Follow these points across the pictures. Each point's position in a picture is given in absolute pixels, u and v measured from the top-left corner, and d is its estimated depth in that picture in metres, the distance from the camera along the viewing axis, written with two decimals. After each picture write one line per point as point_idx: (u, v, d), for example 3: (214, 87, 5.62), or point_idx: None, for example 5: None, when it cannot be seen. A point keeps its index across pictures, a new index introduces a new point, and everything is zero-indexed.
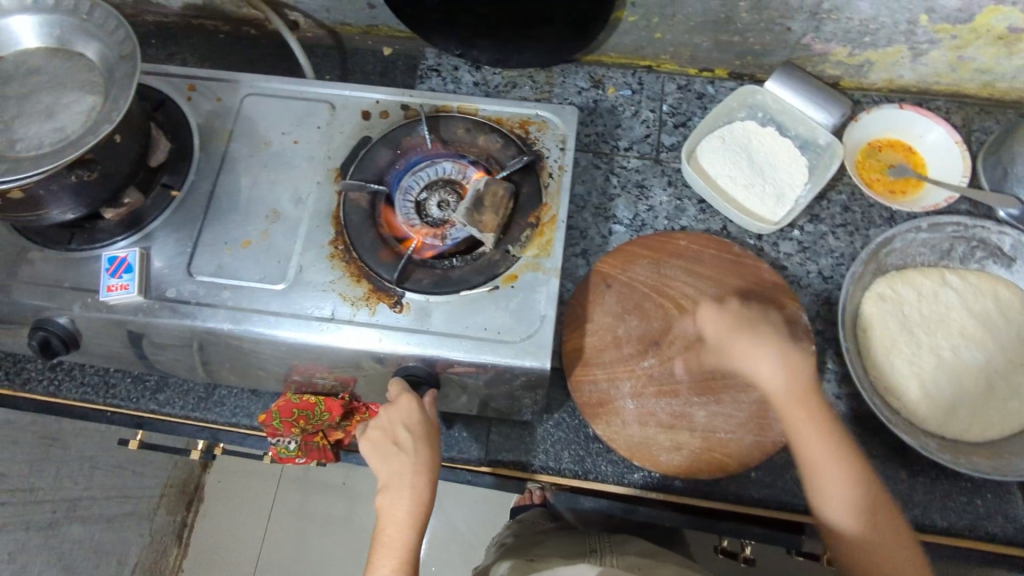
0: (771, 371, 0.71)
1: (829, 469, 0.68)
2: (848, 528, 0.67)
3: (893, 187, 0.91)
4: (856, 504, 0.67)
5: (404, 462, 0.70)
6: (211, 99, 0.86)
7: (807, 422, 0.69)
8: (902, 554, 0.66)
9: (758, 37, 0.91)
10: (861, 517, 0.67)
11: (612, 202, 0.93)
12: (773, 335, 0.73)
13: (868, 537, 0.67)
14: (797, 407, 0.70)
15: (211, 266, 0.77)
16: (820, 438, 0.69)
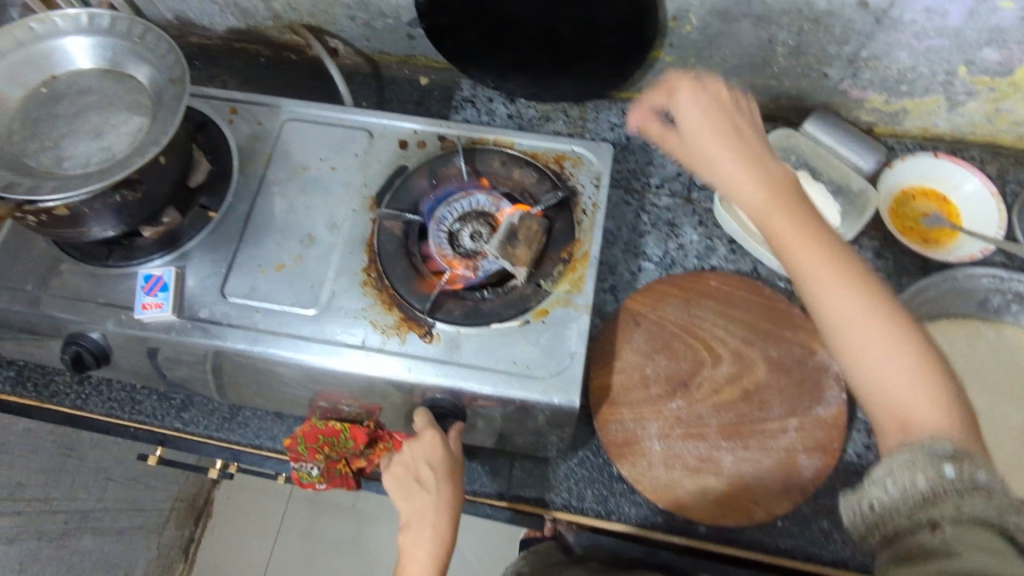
0: (740, 175, 0.61)
1: (824, 273, 0.55)
2: (855, 350, 0.54)
3: (927, 235, 0.90)
4: (857, 313, 0.54)
5: (426, 499, 0.70)
6: (251, 123, 0.88)
7: (791, 228, 0.58)
8: (921, 381, 0.52)
9: (794, 82, 0.91)
10: (868, 333, 0.53)
11: (642, 238, 0.93)
12: (745, 139, 0.63)
13: (877, 349, 0.53)
14: (778, 211, 0.59)
15: (244, 288, 0.78)
16: (804, 238, 0.57)
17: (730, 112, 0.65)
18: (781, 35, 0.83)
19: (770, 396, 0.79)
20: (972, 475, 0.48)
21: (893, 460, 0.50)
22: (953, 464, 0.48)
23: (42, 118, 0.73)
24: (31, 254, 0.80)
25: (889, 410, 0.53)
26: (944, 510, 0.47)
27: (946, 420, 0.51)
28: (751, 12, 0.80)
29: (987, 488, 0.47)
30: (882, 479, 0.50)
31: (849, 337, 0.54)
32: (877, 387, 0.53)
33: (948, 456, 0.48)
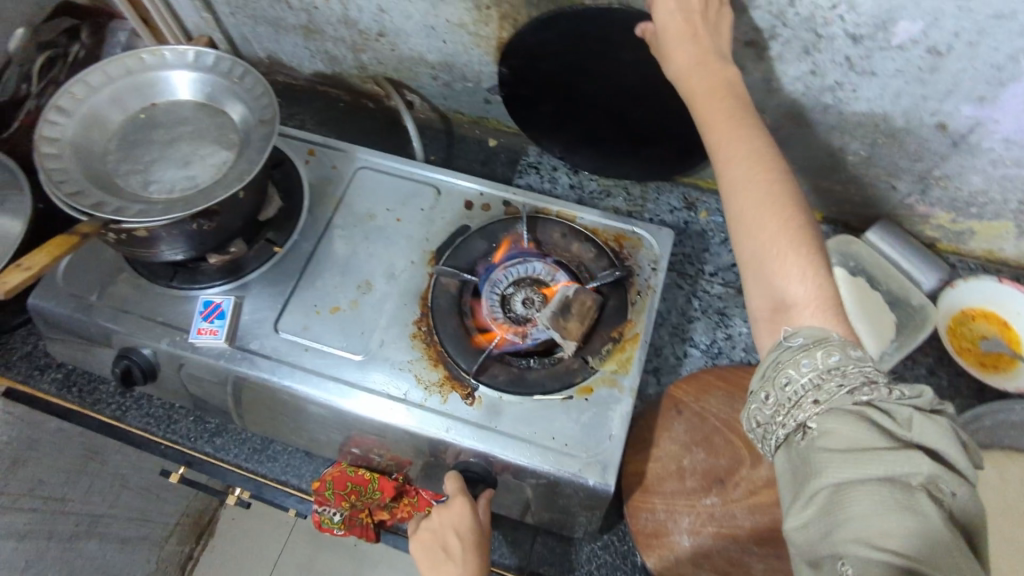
0: (689, 70, 0.67)
1: (727, 147, 0.63)
2: (741, 221, 0.59)
3: (984, 359, 0.88)
4: (745, 179, 0.60)
5: (451, 571, 0.69)
6: (327, 166, 0.91)
7: (716, 112, 0.65)
8: (791, 253, 0.56)
9: (861, 190, 0.92)
10: (750, 201, 0.59)
11: (690, 324, 0.93)
12: (707, 38, 0.68)
13: (757, 216, 0.58)
14: (710, 94, 0.65)
15: (297, 326, 0.79)
16: (723, 120, 0.64)
17: (711, 15, 0.68)
18: (853, 145, 0.85)
19: None
20: (826, 361, 0.51)
21: (767, 363, 0.56)
22: (807, 360, 0.52)
23: (137, 142, 0.77)
24: (101, 265, 0.83)
25: (765, 289, 0.57)
26: (808, 412, 0.50)
27: (806, 292, 0.56)
28: (827, 119, 0.82)
29: (839, 367, 0.50)
30: (759, 396, 0.55)
31: (734, 208, 0.60)
32: (751, 259, 0.58)
33: (803, 350, 0.53)
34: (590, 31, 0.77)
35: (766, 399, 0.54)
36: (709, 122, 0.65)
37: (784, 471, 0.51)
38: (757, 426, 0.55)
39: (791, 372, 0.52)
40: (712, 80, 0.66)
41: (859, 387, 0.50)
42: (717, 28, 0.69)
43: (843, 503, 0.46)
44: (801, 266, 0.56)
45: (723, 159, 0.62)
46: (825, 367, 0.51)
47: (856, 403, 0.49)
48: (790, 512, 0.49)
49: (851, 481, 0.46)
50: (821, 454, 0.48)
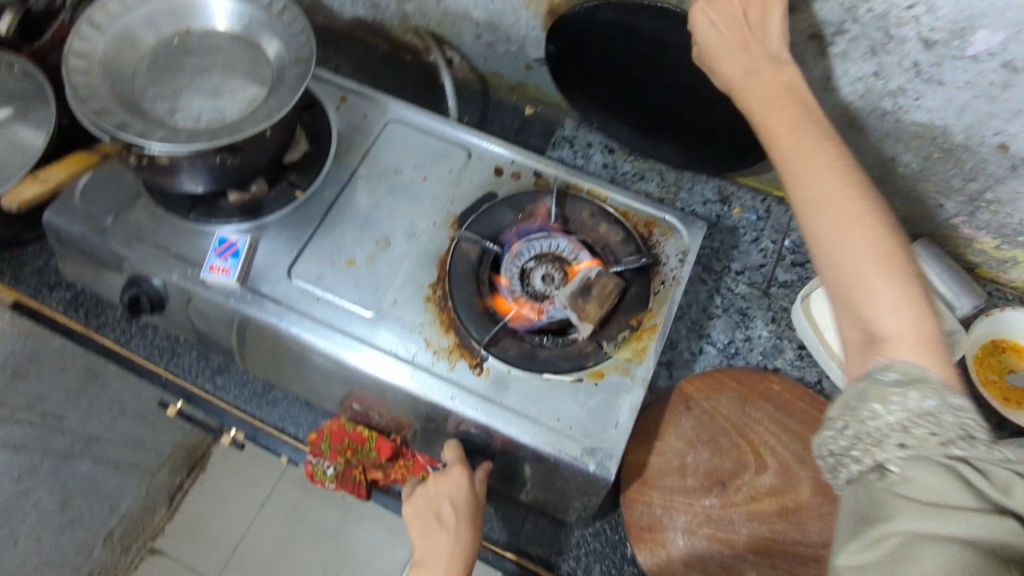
0: (743, 85, 0.64)
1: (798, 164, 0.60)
2: (823, 245, 0.57)
3: (1009, 395, 0.84)
4: (821, 199, 0.58)
5: (442, 538, 0.69)
6: (357, 115, 0.88)
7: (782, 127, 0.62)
8: (881, 279, 0.54)
9: (906, 204, 0.88)
10: (831, 226, 0.57)
11: (710, 321, 0.91)
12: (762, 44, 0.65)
13: (840, 241, 0.56)
14: (773, 109, 0.63)
15: (311, 274, 0.77)
16: (790, 135, 0.61)
17: (757, 22, 0.65)
18: (905, 156, 0.81)
19: (809, 520, 0.75)
20: (920, 405, 0.49)
21: (851, 391, 0.53)
22: (900, 398, 0.49)
23: (167, 66, 0.74)
24: (118, 189, 0.81)
25: (855, 319, 0.55)
26: (891, 453, 0.48)
27: (900, 323, 0.53)
28: (882, 127, 0.79)
29: (935, 415, 0.48)
30: (837, 423, 0.53)
31: (814, 230, 0.58)
32: (838, 286, 0.56)
33: (895, 388, 0.50)
34: (636, 27, 0.74)
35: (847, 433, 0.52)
36: (775, 137, 0.62)
37: (849, 507, 0.50)
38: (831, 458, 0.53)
39: (877, 407, 0.50)
40: (777, 92, 0.63)
41: (955, 440, 0.47)
42: (766, 33, 0.65)
43: (908, 554, 0.44)
44: (893, 295, 0.53)
45: (796, 178, 0.60)
46: (917, 411, 0.48)
47: (948, 456, 0.47)
48: (847, 546, 0.48)
49: (927, 536, 0.44)
50: (900, 501, 0.46)
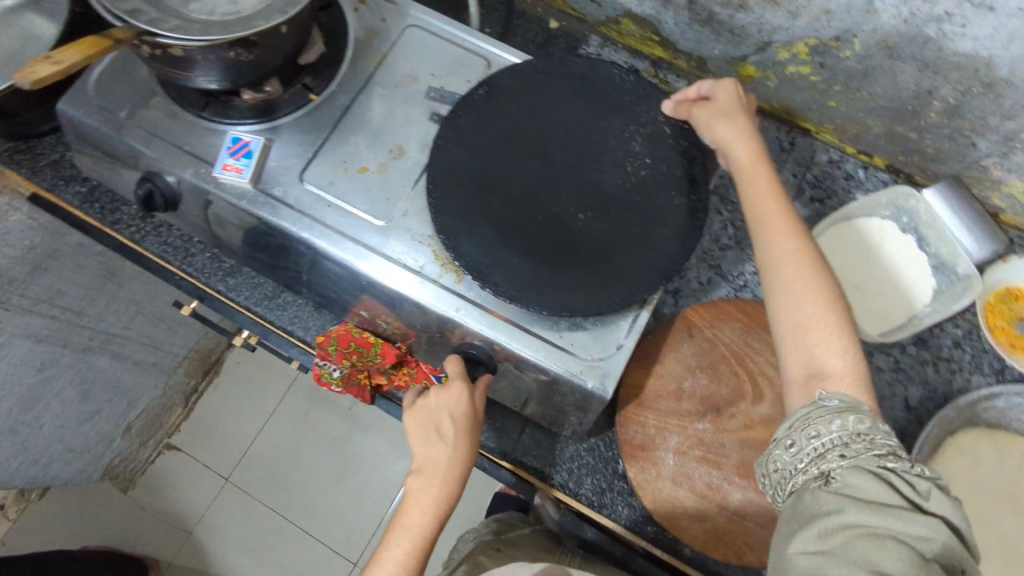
0: (735, 142, 0.73)
1: (776, 228, 0.67)
2: (789, 293, 0.65)
3: (1015, 341, 0.85)
4: (797, 259, 0.66)
5: (439, 450, 0.71)
6: (376, 17, 0.85)
7: (767, 182, 0.70)
8: (834, 334, 0.63)
9: (936, 141, 0.85)
10: (797, 283, 0.65)
11: (722, 253, 0.90)
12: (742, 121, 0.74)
13: (798, 293, 0.64)
14: (757, 165, 0.72)
15: (323, 179, 0.77)
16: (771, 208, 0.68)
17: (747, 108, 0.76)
18: (943, 90, 0.78)
19: None
20: (855, 427, 0.56)
21: (798, 416, 0.60)
22: (838, 421, 0.57)
23: None
24: (132, 83, 0.80)
25: (803, 359, 0.63)
26: (831, 462, 0.55)
27: (841, 365, 0.62)
28: (922, 56, 0.75)
29: (866, 434, 0.56)
30: (785, 442, 0.60)
31: (784, 280, 0.65)
32: (798, 332, 0.64)
33: (836, 411, 0.58)
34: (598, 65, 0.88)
35: (788, 446, 0.59)
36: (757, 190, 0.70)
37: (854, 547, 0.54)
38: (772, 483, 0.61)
39: (821, 427, 0.57)
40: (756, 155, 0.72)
41: (882, 454, 0.55)
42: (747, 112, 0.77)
43: (859, 542, 0.50)
44: (835, 345, 0.63)
45: (761, 228, 0.68)
46: (852, 430, 0.56)
47: (880, 466, 0.54)
48: (798, 538, 0.53)
49: (867, 527, 0.50)
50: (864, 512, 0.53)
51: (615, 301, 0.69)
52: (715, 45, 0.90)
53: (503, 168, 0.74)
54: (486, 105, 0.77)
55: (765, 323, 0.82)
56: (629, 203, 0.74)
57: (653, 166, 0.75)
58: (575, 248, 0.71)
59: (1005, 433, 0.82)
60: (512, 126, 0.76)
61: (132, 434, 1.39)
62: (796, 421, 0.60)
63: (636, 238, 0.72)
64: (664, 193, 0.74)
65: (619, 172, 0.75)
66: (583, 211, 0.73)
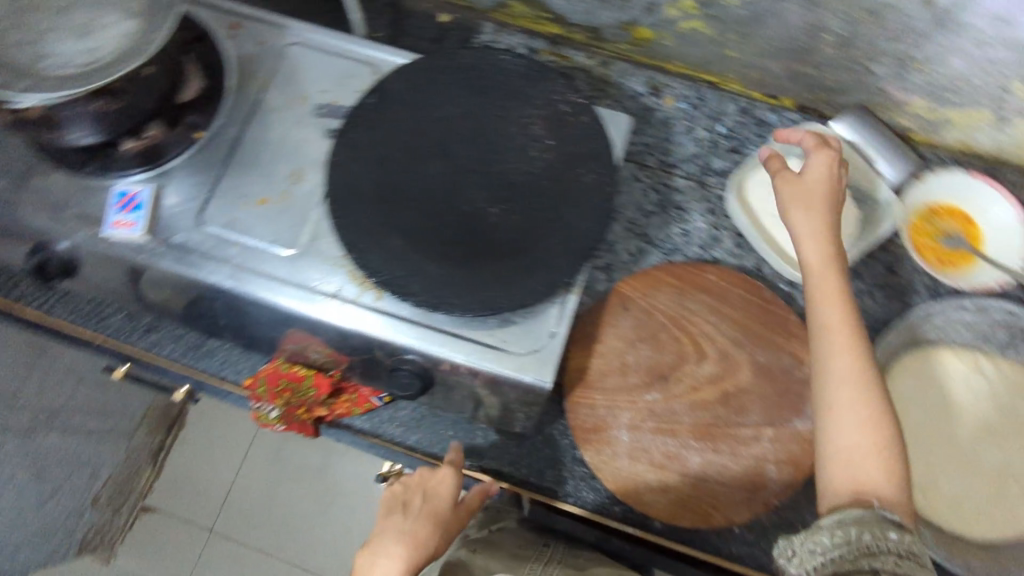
0: (807, 236, 0.69)
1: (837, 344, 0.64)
2: (835, 413, 0.62)
3: (943, 257, 0.86)
4: (851, 377, 0.63)
5: (397, 522, 0.66)
6: (252, 42, 0.81)
7: (834, 290, 0.66)
8: (880, 463, 0.60)
9: (836, 74, 0.85)
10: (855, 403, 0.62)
11: (647, 220, 0.89)
12: (822, 212, 0.70)
13: (845, 413, 0.62)
14: (825, 269, 0.67)
15: (223, 218, 0.74)
16: (839, 316, 0.65)
17: (830, 201, 0.71)
18: (832, 23, 0.77)
19: (750, 402, 0.77)
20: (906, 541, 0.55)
21: (844, 511, 0.58)
22: (897, 532, 0.56)
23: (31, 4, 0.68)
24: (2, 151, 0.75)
25: (846, 478, 0.61)
26: (883, 563, 0.53)
27: (893, 494, 0.59)
28: None
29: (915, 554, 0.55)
30: (827, 532, 0.57)
31: (835, 399, 0.62)
32: (843, 452, 0.61)
33: (893, 524, 0.56)
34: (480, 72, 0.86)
35: (831, 533, 0.56)
36: (817, 293, 0.66)
37: None
38: (798, 565, 0.57)
39: (876, 531, 0.55)
40: (829, 258, 0.68)
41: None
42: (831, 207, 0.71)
43: None
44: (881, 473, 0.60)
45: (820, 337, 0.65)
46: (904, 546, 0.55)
47: None
48: None
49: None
50: None
51: (539, 290, 0.68)
52: (605, 13, 0.88)
53: (405, 175, 0.72)
54: (378, 113, 0.74)
55: (697, 282, 0.82)
56: (539, 189, 0.72)
57: (557, 147, 0.74)
58: (489, 244, 0.70)
59: (950, 348, 0.82)
60: (407, 132, 0.74)
61: (102, 504, 1.28)
62: (844, 517, 0.57)
63: (550, 223, 0.71)
64: (572, 174, 0.73)
65: (523, 159, 0.73)
66: (492, 205, 0.71)
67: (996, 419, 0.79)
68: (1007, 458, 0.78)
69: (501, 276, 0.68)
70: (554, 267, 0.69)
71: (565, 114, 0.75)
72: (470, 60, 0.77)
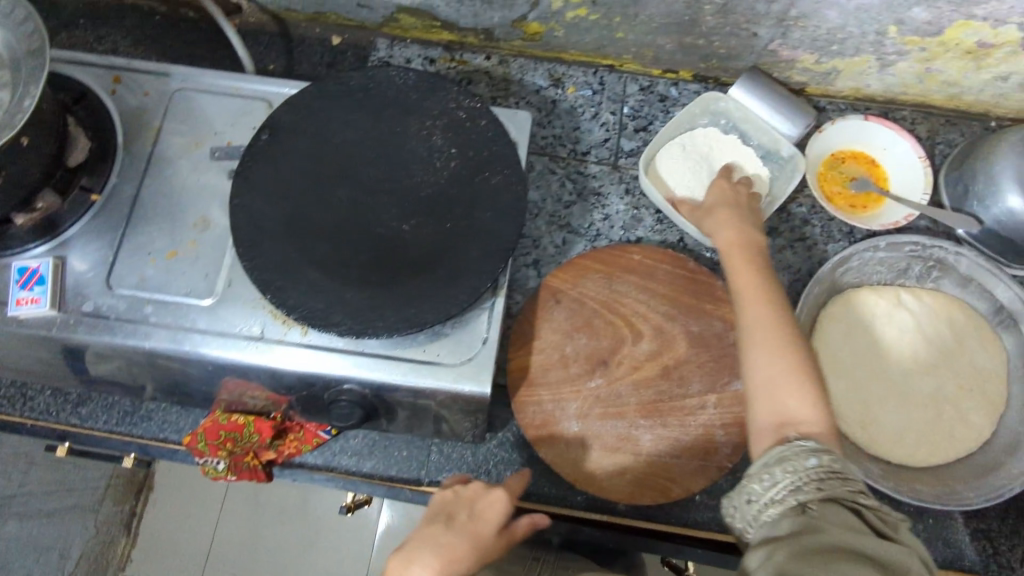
0: (721, 224, 0.77)
1: (750, 298, 0.69)
2: (755, 353, 0.66)
3: (853, 201, 0.89)
4: (765, 323, 0.67)
5: (437, 532, 0.65)
6: (137, 94, 0.80)
7: (741, 258, 0.73)
8: (801, 391, 0.63)
9: (724, 41, 0.87)
10: (770, 343, 0.66)
11: (567, 210, 0.90)
12: (730, 207, 0.78)
13: (762, 350, 0.66)
14: (736, 242, 0.75)
15: (132, 278, 0.72)
16: (752, 278, 0.71)
17: (744, 199, 0.79)
18: None
19: (690, 372, 0.78)
20: (832, 465, 0.58)
21: (770, 452, 0.61)
22: (816, 456, 0.58)
23: None
24: None
25: (773, 411, 0.64)
26: (809, 494, 0.57)
27: (814, 419, 0.62)
28: None
29: (842, 475, 0.57)
30: (757, 479, 0.60)
31: (753, 341, 0.67)
32: (764, 387, 0.65)
33: (814, 452, 0.59)
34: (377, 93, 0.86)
35: (761, 479, 0.60)
36: (731, 259, 0.73)
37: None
38: (740, 514, 0.61)
39: (798, 462, 0.58)
40: (740, 235, 0.75)
41: (857, 492, 0.57)
42: (751, 207, 0.79)
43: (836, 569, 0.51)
44: (803, 399, 0.63)
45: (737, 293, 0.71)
46: (829, 470, 0.57)
47: (852, 501, 0.56)
48: (778, 558, 0.53)
49: (848, 552, 0.52)
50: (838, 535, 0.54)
51: (462, 299, 0.68)
52: (492, 14, 0.89)
53: (312, 206, 0.71)
54: (275, 148, 0.73)
55: (623, 264, 0.83)
56: (447, 198, 0.72)
57: (460, 154, 0.74)
58: (406, 261, 0.69)
59: (870, 288, 0.86)
60: (308, 162, 0.73)
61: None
62: (769, 458, 0.60)
63: (464, 230, 0.70)
64: (479, 178, 0.73)
65: (429, 171, 0.73)
66: (404, 222, 0.71)
67: (925, 351, 0.82)
68: (938, 385, 0.81)
69: (423, 290, 0.68)
70: (474, 272, 0.69)
71: (464, 121, 0.75)
72: (361, 81, 0.77)
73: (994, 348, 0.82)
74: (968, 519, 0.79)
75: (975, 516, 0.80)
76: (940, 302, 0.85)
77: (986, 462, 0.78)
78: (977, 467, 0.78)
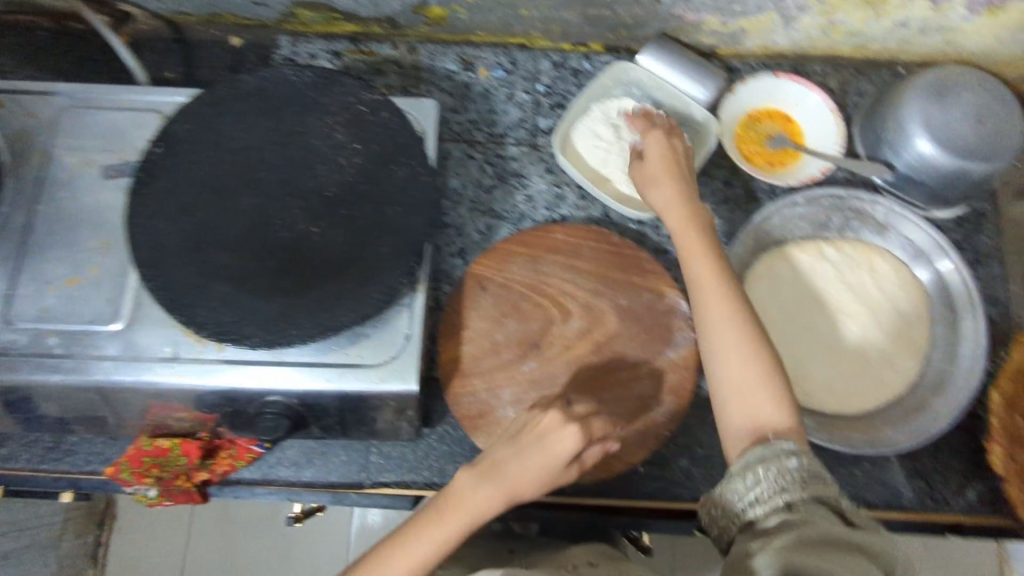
0: (669, 204, 0.75)
1: (707, 292, 0.68)
2: (720, 354, 0.66)
3: (771, 159, 0.89)
4: (729, 321, 0.66)
5: (508, 460, 0.65)
6: (21, 115, 0.76)
7: (698, 242, 0.71)
8: (768, 388, 0.64)
9: (628, 9, 0.86)
10: (740, 341, 0.65)
11: (489, 195, 0.89)
12: (675, 180, 0.76)
13: (729, 353, 0.65)
14: (680, 223, 0.73)
15: (32, 309, 0.69)
16: (710, 268, 0.69)
17: (684, 166, 0.77)
18: None
19: (622, 346, 0.78)
20: (811, 466, 0.59)
21: (750, 451, 0.61)
22: (796, 458, 0.59)
23: None
24: None
25: (744, 410, 0.64)
26: (794, 495, 0.57)
27: (783, 415, 0.64)
28: None
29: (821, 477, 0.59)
30: (738, 482, 0.61)
31: (719, 341, 0.66)
32: (733, 387, 0.65)
33: (792, 452, 0.60)
34: None
35: (743, 479, 0.60)
36: (685, 247, 0.71)
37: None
38: (719, 515, 0.62)
39: (779, 465, 0.59)
40: (684, 209, 0.74)
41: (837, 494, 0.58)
42: (687, 173, 0.77)
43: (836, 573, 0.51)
44: (771, 397, 0.64)
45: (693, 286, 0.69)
46: (810, 471, 0.59)
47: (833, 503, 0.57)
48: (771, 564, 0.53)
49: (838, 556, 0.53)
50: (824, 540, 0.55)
51: (377, 297, 0.66)
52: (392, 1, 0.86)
53: (215, 217, 0.69)
54: (171, 160, 0.70)
55: (547, 245, 0.82)
56: (355, 196, 0.70)
57: (365, 149, 0.72)
58: (318, 264, 0.67)
59: (794, 244, 0.86)
60: (208, 171, 0.70)
61: None
62: (749, 458, 0.61)
63: (376, 227, 0.69)
64: (387, 171, 0.71)
65: (334, 169, 0.71)
66: (313, 224, 0.69)
67: (849, 301, 0.84)
68: (864, 332, 0.83)
69: (337, 292, 0.66)
70: (388, 268, 0.67)
71: (368, 114, 0.73)
72: (256, 83, 0.74)
73: (914, 292, 0.84)
74: (903, 460, 0.82)
75: (910, 456, 0.82)
76: (860, 252, 0.86)
77: (915, 403, 0.80)
78: (907, 409, 0.80)
